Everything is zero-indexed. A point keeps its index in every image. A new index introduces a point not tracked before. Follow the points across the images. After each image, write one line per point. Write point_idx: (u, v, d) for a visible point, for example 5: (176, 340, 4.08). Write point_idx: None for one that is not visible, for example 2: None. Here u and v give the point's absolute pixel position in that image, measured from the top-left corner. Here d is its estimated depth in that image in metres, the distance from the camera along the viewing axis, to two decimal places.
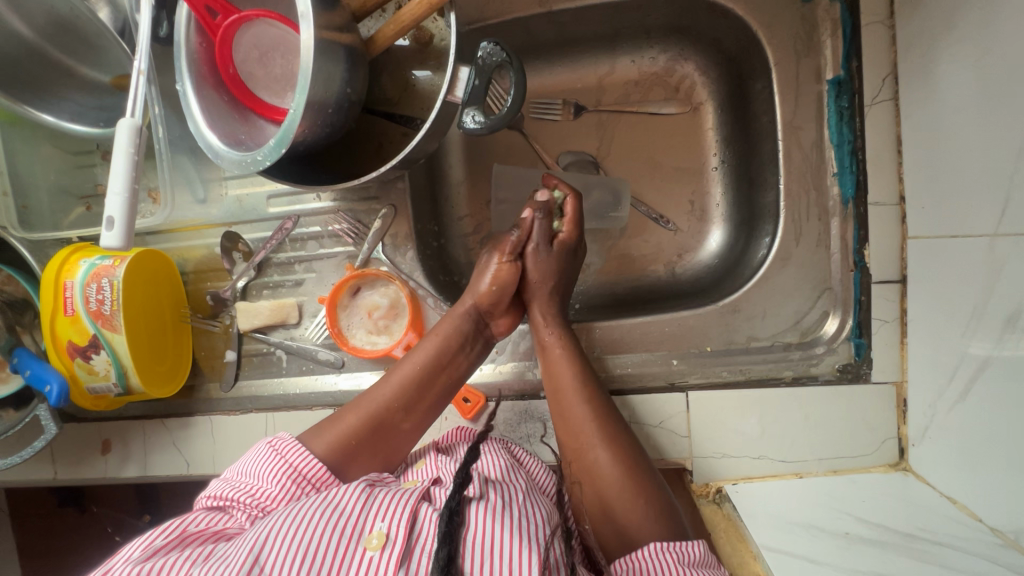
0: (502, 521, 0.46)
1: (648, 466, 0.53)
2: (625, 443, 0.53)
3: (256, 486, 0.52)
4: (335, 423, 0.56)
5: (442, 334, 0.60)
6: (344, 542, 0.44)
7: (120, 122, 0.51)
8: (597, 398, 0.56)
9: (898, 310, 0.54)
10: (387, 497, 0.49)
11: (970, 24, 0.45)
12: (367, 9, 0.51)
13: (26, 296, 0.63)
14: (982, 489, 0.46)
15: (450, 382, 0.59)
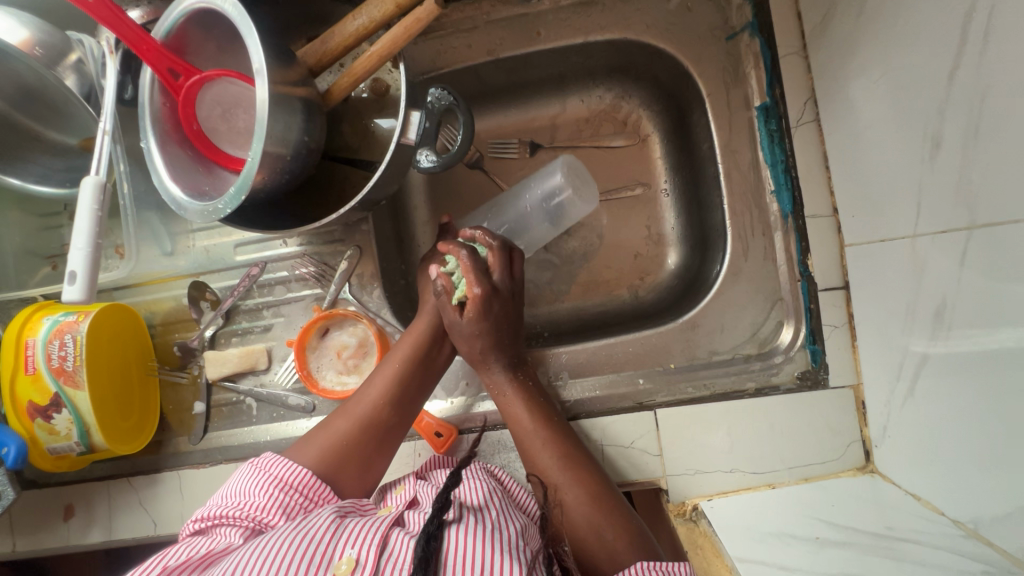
0: (478, 537, 0.47)
1: (609, 486, 0.53)
2: (583, 468, 0.54)
3: (241, 505, 0.52)
4: (322, 433, 0.57)
5: (423, 338, 0.63)
6: (314, 569, 0.45)
7: (84, 180, 0.53)
8: (553, 430, 0.56)
9: (846, 315, 0.57)
10: (358, 526, 0.50)
11: (870, 47, 0.48)
12: (323, 64, 0.54)
13: None
14: (942, 482, 0.46)
15: (430, 376, 0.62)
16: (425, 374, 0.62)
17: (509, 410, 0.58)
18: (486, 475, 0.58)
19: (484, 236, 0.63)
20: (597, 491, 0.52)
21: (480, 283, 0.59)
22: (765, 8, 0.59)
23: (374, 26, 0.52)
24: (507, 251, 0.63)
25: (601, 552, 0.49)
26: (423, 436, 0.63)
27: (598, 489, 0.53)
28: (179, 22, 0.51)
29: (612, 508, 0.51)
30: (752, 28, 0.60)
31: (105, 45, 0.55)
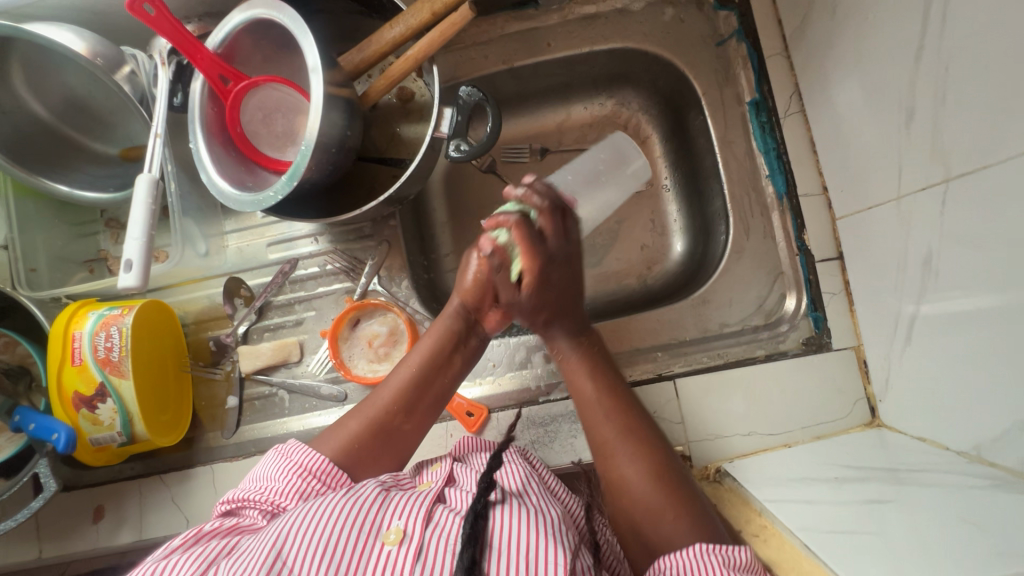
0: (518, 513, 0.50)
1: (670, 461, 0.52)
2: (644, 441, 0.53)
3: (272, 484, 0.54)
4: (339, 429, 0.59)
5: (438, 339, 0.62)
6: (364, 538, 0.48)
7: (139, 177, 0.57)
8: (613, 400, 0.55)
9: (842, 283, 0.62)
10: (402, 499, 0.52)
11: (843, 41, 0.56)
12: (359, 71, 0.59)
13: (22, 362, 0.66)
14: (943, 419, 0.51)
15: (447, 379, 0.62)
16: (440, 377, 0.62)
17: (577, 378, 0.58)
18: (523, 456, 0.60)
19: (529, 197, 0.58)
20: (656, 466, 0.51)
21: (535, 257, 0.57)
22: (750, 17, 0.67)
23: (412, 33, 0.58)
24: (557, 213, 0.58)
25: (659, 530, 0.48)
26: (455, 416, 0.66)
27: (658, 463, 0.51)
28: (235, 31, 0.56)
29: (672, 484, 0.50)
30: (739, 35, 0.68)
31: (159, 57, 0.60)
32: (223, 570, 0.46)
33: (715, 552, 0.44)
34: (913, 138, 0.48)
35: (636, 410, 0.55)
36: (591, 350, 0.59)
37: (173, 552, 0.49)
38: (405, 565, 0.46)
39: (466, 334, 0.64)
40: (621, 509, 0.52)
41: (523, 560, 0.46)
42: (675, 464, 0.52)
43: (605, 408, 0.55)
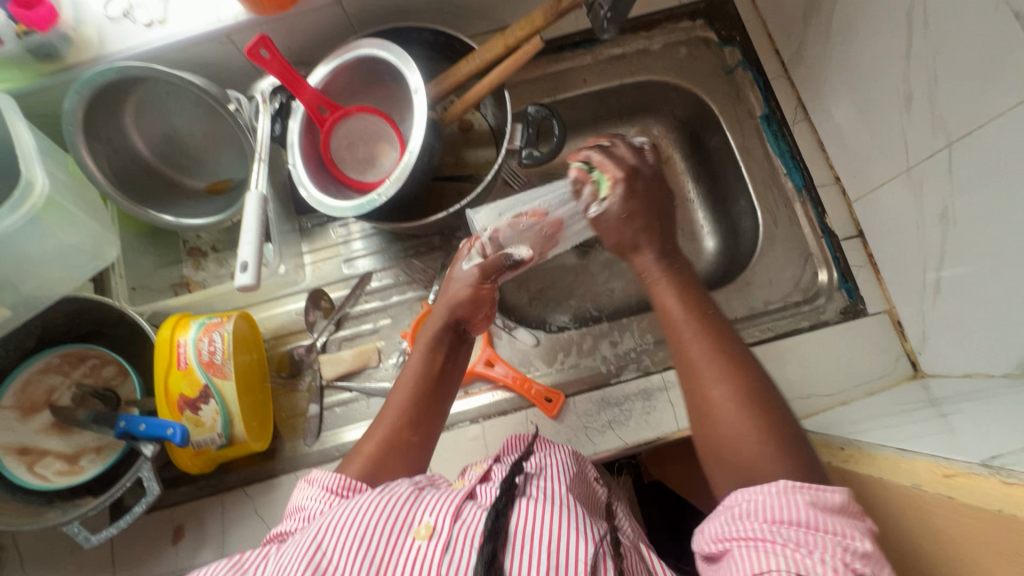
0: (546, 504, 0.50)
1: (768, 390, 0.50)
2: (742, 366, 0.51)
3: (307, 497, 0.53)
4: (354, 454, 0.57)
5: (426, 353, 0.62)
6: (395, 534, 0.46)
7: (249, 193, 0.64)
8: (702, 319, 0.54)
9: (866, 256, 0.71)
10: (435, 497, 0.50)
11: (836, 56, 0.68)
12: (440, 98, 0.69)
13: (106, 384, 0.70)
14: (982, 352, 0.57)
15: (443, 387, 0.62)
16: (439, 389, 0.61)
17: (667, 292, 0.57)
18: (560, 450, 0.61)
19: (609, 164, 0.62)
20: (750, 388, 0.50)
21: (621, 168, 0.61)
22: (751, 50, 0.80)
23: (486, 65, 0.68)
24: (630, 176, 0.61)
25: (741, 450, 0.47)
26: (535, 403, 0.69)
27: (751, 386, 0.50)
28: (337, 68, 0.66)
29: (762, 413, 0.48)
30: (744, 65, 0.81)
31: (261, 97, 0.68)
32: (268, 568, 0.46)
33: (800, 491, 0.42)
34: (914, 117, 0.59)
35: (727, 330, 0.54)
36: (681, 274, 0.58)
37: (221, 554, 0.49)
38: (433, 561, 0.44)
39: (454, 344, 0.64)
40: (703, 429, 0.51)
41: (547, 549, 0.45)
42: (768, 388, 0.50)
43: (701, 322, 0.54)
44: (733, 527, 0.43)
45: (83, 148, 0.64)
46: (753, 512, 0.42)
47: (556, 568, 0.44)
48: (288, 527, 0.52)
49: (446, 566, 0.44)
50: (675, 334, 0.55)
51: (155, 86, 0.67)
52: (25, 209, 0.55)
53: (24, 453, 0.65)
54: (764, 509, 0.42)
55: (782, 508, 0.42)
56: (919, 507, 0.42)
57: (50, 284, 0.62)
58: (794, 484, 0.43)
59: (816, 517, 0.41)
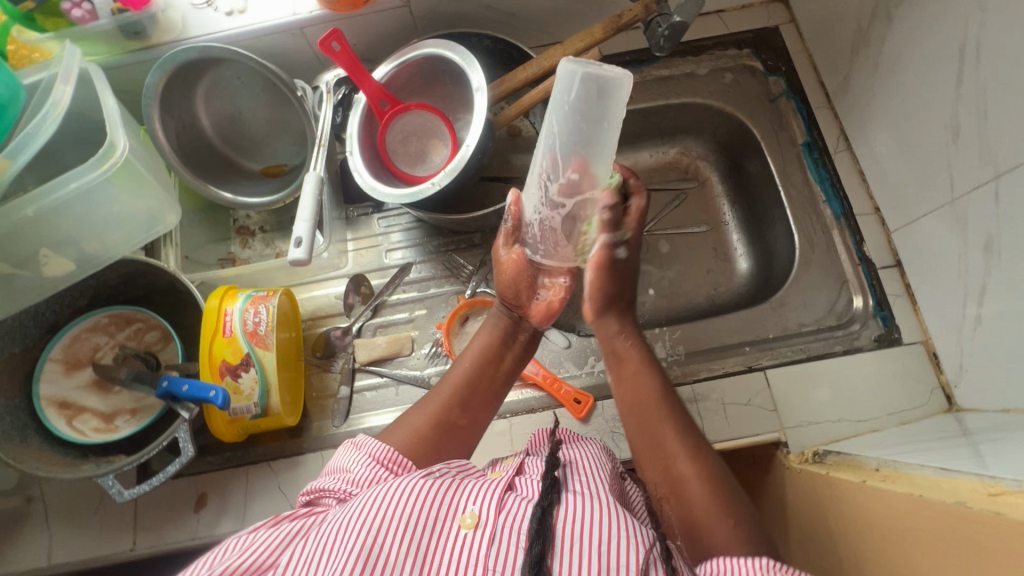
0: (592, 503, 0.48)
1: (719, 463, 0.52)
2: (696, 440, 0.53)
3: (350, 467, 0.52)
4: (401, 425, 0.58)
5: (487, 337, 0.65)
6: (441, 520, 0.46)
7: (308, 174, 0.66)
8: (665, 397, 0.56)
9: (903, 286, 0.72)
10: (475, 485, 0.50)
11: (882, 88, 0.70)
12: (496, 102, 0.71)
13: (147, 347, 0.72)
14: (1022, 387, 0.57)
15: (499, 371, 0.63)
16: (492, 373, 0.63)
17: (629, 384, 0.58)
18: (592, 445, 0.61)
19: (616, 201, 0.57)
20: (712, 473, 0.51)
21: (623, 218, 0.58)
22: (796, 81, 0.83)
23: (542, 73, 0.70)
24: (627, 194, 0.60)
25: (712, 529, 0.47)
26: (564, 404, 0.70)
27: (713, 471, 0.51)
28: (402, 64, 0.70)
29: (723, 493, 0.49)
30: (788, 94, 0.83)
31: (326, 87, 0.71)
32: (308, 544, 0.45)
33: (780, 570, 0.42)
34: (960, 150, 0.60)
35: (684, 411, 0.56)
36: (646, 349, 0.60)
37: (260, 526, 0.50)
38: (479, 552, 0.44)
39: (515, 331, 0.66)
40: (674, 508, 0.51)
41: (598, 549, 0.44)
42: (722, 469, 0.52)
43: (657, 413, 0.55)
44: (720, 571, 0.44)
45: (157, 121, 0.67)
46: (740, 560, 0.44)
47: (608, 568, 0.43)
48: (334, 489, 0.51)
49: (494, 561, 0.43)
50: (647, 421, 0.55)
51: (231, 70, 0.71)
52: (105, 168, 0.57)
53: (64, 407, 0.66)
54: (750, 560, 0.43)
55: (768, 559, 0.43)
56: (959, 525, 0.41)
57: (108, 249, 0.64)
58: (774, 563, 0.42)
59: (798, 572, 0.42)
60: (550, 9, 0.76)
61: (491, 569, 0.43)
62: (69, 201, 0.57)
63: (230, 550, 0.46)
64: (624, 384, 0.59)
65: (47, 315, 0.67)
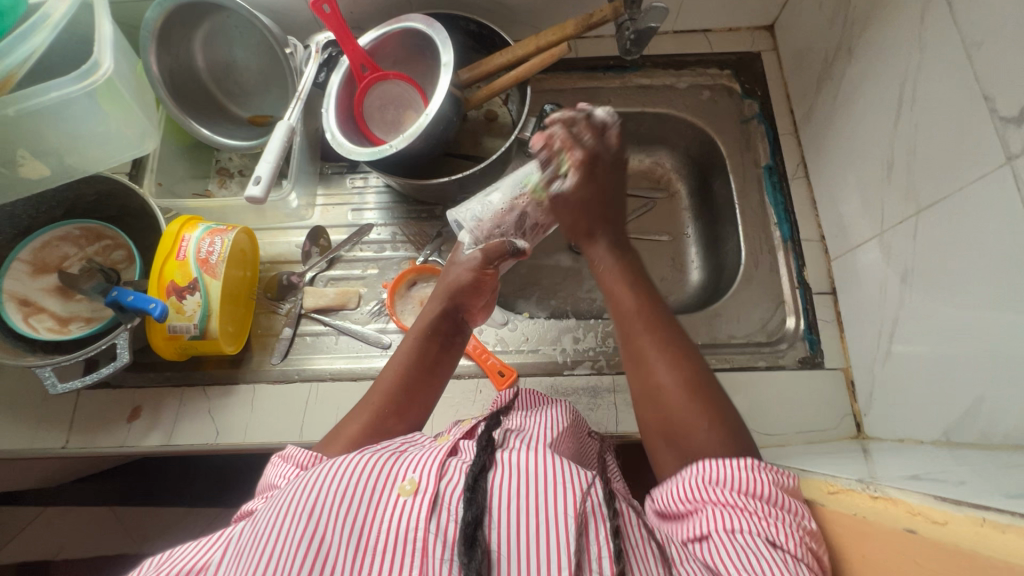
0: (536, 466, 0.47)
1: (708, 376, 0.53)
2: (681, 358, 0.54)
3: (275, 478, 0.52)
4: (335, 437, 0.57)
5: (421, 341, 0.62)
6: (377, 491, 0.45)
7: (280, 122, 0.70)
8: (654, 313, 0.56)
9: (834, 313, 0.74)
10: (417, 455, 0.49)
11: (838, 121, 0.73)
12: (469, 83, 0.75)
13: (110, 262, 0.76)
14: (918, 418, 0.59)
15: (435, 369, 0.62)
16: (429, 369, 0.61)
17: (615, 305, 0.58)
18: (553, 409, 0.60)
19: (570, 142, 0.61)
20: (693, 378, 0.52)
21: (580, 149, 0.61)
22: (768, 106, 0.86)
23: (516, 60, 0.74)
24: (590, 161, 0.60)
25: (691, 436, 0.50)
26: (488, 375, 0.72)
27: (694, 378, 0.52)
28: (387, 34, 0.74)
29: (700, 395, 0.51)
30: (759, 118, 0.86)
31: (315, 47, 0.75)
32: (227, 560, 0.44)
33: (767, 469, 0.44)
34: (892, 184, 0.63)
35: (673, 321, 0.57)
36: (633, 266, 0.60)
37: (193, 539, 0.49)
38: (418, 518, 0.43)
39: (454, 332, 0.64)
40: (651, 411, 0.53)
41: (532, 513, 0.43)
42: (707, 375, 0.53)
43: (641, 330, 0.56)
44: (698, 491, 0.44)
45: (152, 54, 0.72)
46: (722, 479, 0.44)
47: (550, 531, 0.42)
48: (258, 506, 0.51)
49: (432, 527, 0.43)
50: (630, 338, 0.56)
51: (229, 18, 0.76)
52: (86, 84, 0.62)
53: (24, 304, 0.70)
54: (731, 478, 0.44)
55: (748, 480, 0.43)
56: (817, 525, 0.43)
57: (85, 161, 0.69)
58: (761, 463, 0.44)
59: (774, 493, 0.43)
60: (537, 4, 0.80)
61: (431, 534, 0.43)
62: (50, 111, 0.61)
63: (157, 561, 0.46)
64: (616, 300, 0.58)
65: (22, 218, 0.72)
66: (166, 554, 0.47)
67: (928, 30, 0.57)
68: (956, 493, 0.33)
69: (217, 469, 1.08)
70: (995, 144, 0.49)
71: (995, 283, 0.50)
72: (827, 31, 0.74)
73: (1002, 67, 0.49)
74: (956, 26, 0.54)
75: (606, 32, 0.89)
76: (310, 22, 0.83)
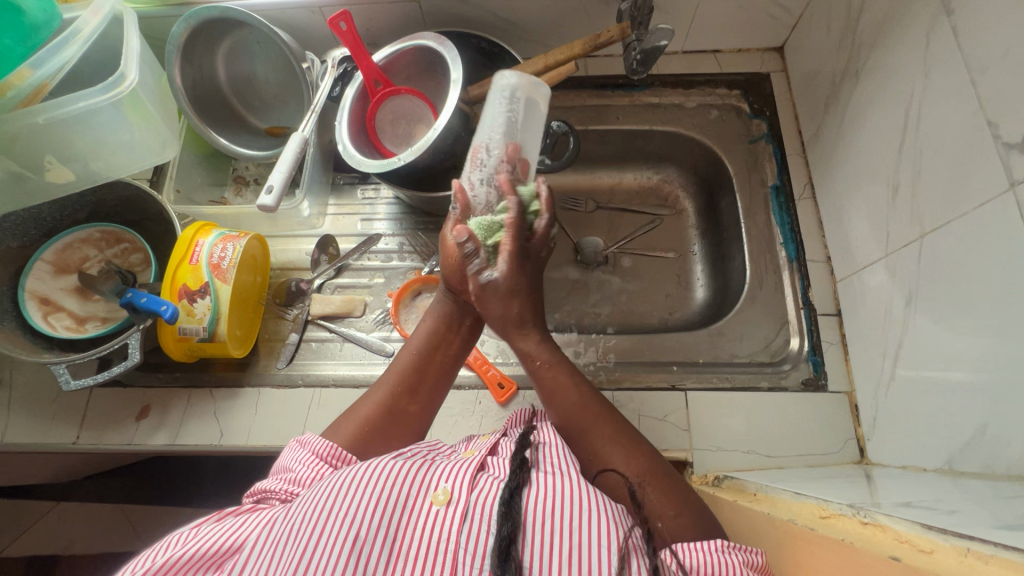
0: (566, 482, 0.48)
1: (664, 466, 0.53)
2: (631, 446, 0.54)
3: (292, 464, 0.53)
4: (349, 417, 0.59)
5: (437, 325, 0.64)
6: (412, 497, 0.46)
7: (294, 133, 0.72)
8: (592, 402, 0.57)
9: (839, 335, 0.73)
10: (447, 465, 0.50)
11: (844, 143, 0.73)
12: (477, 100, 0.77)
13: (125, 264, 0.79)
14: (920, 446, 0.58)
15: (447, 356, 0.63)
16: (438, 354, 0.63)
17: (557, 404, 0.57)
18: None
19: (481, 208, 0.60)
20: (646, 469, 0.52)
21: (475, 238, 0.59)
22: (776, 126, 0.86)
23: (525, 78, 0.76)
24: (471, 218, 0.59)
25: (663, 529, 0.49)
26: (488, 386, 0.73)
27: (648, 466, 0.52)
28: (400, 50, 0.76)
29: (664, 483, 0.51)
30: (767, 138, 0.86)
31: (330, 62, 0.78)
32: (245, 555, 0.44)
33: (733, 551, 0.44)
34: (897, 207, 0.62)
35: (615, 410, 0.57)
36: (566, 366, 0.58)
37: (207, 521, 0.50)
38: (452, 529, 0.44)
39: (462, 315, 0.65)
40: (620, 516, 0.52)
41: (569, 530, 0.43)
42: (659, 461, 0.53)
43: (590, 428, 0.55)
44: (673, 571, 0.44)
45: (177, 67, 0.75)
46: (693, 567, 0.43)
47: (582, 551, 0.43)
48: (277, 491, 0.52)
49: (465, 539, 0.43)
50: (585, 436, 0.56)
51: (250, 34, 0.79)
52: (112, 95, 0.65)
53: (44, 303, 0.73)
54: (703, 565, 0.43)
55: (717, 565, 0.43)
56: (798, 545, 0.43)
57: (110, 167, 0.72)
58: (729, 545, 0.45)
59: (745, 574, 0.43)
60: (547, 23, 0.82)
61: (461, 544, 0.43)
62: (78, 120, 0.64)
63: (172, 543, 0.46)
64: (560, 411, 0.57)
65: (48, 220, 0.75)
66: (191, 533, 0.48)
67: (933, 56, 0.57)
68: (944, 522, 0.33)
69: (223, 469, 1.10)
70: (998, 169, 0.49)
71: (998, 310, 0.49)
72: (835, 54, 0.75)
73: (1005, 93, 0.49)
74: (960, 52, 0.54)
75: (615, 52, 0.90)
76: (328, 38, 0.86)
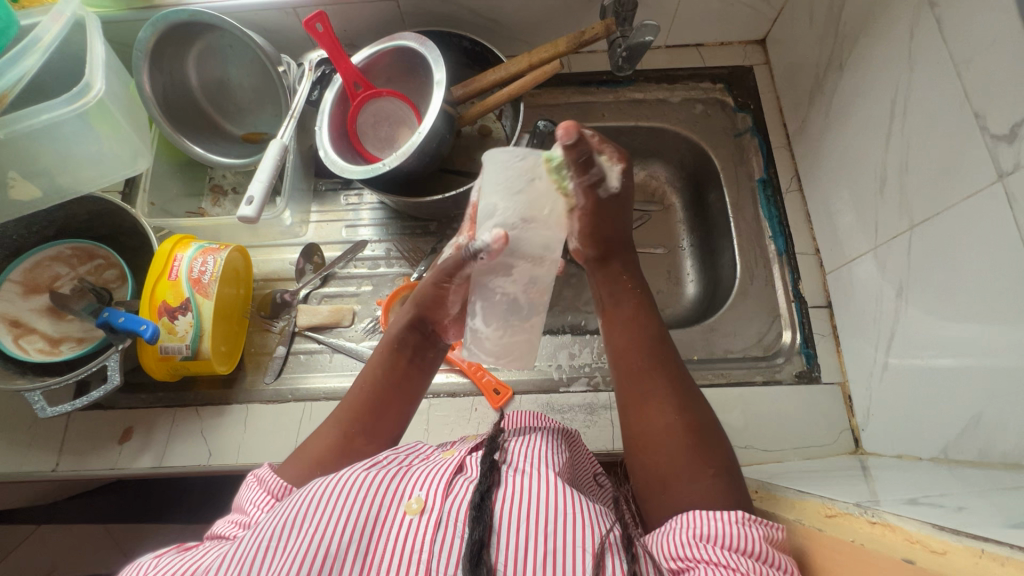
0: (539, 483, 0.47)
1: (712, 425, 0.52)
2: (689, 401, 0.53)
3: (246, 505, 0.50)
4: (301, 452, 0.55)
5: (391, 355, 0.59)
6: (386, 507, 0.45)
7: (272, 140, 0.69)
8: (655, 344, 0.56)
9: (830, 327, 0.74)
10: (423, 471, 0.49)
11: (830, 136, 0.73)
12: (462, 101, 0.75)
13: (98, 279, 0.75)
14: (916, 436, 0.58)
15: (407, 387, 0.59)
16: (397, 378, 0.58)
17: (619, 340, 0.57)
18: (552, 427, 0.59)
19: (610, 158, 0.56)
20: (695, 423, 0.51)
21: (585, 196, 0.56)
22: (761, 120, 0.87)
23: (510, 77, 0.74)
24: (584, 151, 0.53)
25: (688, 483, 0.48)
26: (483, 392, 0.72)
27: (699, 421, 0.52)
28: (379, 51, 0.74)
29: (706, 441, 0.50)
30: (752, 131, 0.87)
31: (308, 65, 0.75)
32: None
33: (756, 525, 0.43)
34: (885, 198, 0.63)
35: (673, 355, 0.56)
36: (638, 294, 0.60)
37: (165, 553, 0.46)
38: (424, 537, 0.43)
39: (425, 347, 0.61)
40: (650, 457, 0.51)
41: (545, 532, 0.43)
42: (709, 421, 0.52)
43: (645, 371, 0.55)
44: (688, 548, 0.43)
45: (145, 74, 0.72)
46: (711, 536, 0.43)
47: (558, 554, 0.42)
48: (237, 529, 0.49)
49: (437, 547, 0.42)
50: (637, 375, 0.55)
51: (221, 37, 0.76)
52: (78, 106, 0.62)
53: (14, 326, 0.69)
54: (720, 536, 0.42)
55: (737, 537, 0.42)
56: (815, 552, 0.43)
57: (78, 182, 0.68)
58: (752, 517, 0.43)
59: (769, 552, 0.41)
60: (529, 20, 0.81)
61: (435, 554, 0.42)
62: (41, 132, 0.61)
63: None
64: (620, 355, 0.57)
65: (13, 238, 0.71)
66: (151, 563, 0.45)
67: (917, 47, 0.58)
68: (954, 520, 0.33)
69: (210, 486, 1.06)
70: (986, 160, 0.49)
71: (989, 300, 0.50)
72: (817, 46, 0.75)
73: (992, 85, 0.49)
74: (943, 44, 0.54)
75: (599, 47, 0.89)
76: (304, 40, 0.84)
